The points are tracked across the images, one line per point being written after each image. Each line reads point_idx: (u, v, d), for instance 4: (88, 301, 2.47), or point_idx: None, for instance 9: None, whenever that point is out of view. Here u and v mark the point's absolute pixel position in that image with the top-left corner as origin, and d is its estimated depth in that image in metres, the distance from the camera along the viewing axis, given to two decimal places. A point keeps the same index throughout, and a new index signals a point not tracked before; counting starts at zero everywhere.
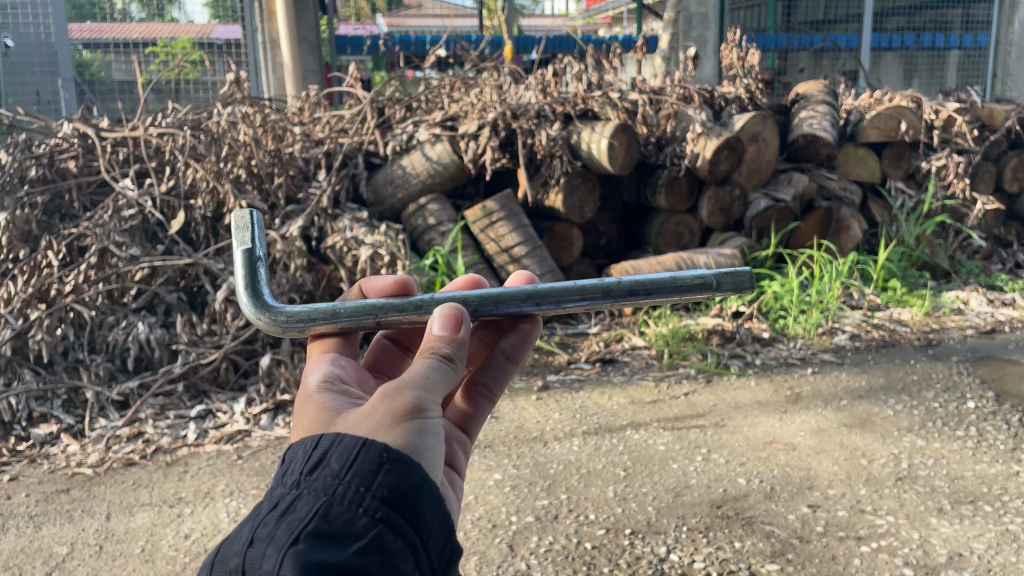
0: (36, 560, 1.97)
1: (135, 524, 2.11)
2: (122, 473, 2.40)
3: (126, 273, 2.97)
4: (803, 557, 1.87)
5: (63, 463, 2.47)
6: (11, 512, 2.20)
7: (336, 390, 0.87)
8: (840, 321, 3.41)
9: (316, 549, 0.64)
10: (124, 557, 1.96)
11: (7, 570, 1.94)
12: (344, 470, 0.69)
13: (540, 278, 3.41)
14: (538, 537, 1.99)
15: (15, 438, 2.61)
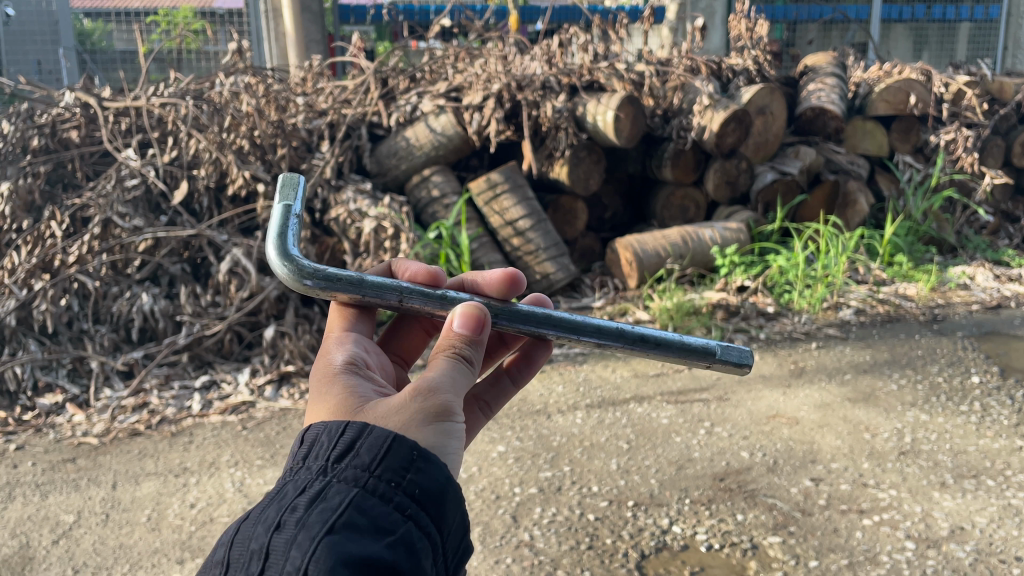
0: (43, 528, 1.99)
1: (140, 493, 2.12)
2: (127, 443, 2.41)
3: (130, 243, 2.97)
4: (806, 529, 1.88)
5: (69, 433, 2.48)
6: (17, 481, 2.21)
7: (357, 373, 0.85)
8: (845, 296, 3.39)
9: (350, 540, 0.63)
10: (130, 526, 1.97)
11: (15, 538, 1.95)
12: (377, 463, 0.69)
13: (545, 251, 3.41)
14: (541, 509, 2.00)
15: (21, 407, 2.62)
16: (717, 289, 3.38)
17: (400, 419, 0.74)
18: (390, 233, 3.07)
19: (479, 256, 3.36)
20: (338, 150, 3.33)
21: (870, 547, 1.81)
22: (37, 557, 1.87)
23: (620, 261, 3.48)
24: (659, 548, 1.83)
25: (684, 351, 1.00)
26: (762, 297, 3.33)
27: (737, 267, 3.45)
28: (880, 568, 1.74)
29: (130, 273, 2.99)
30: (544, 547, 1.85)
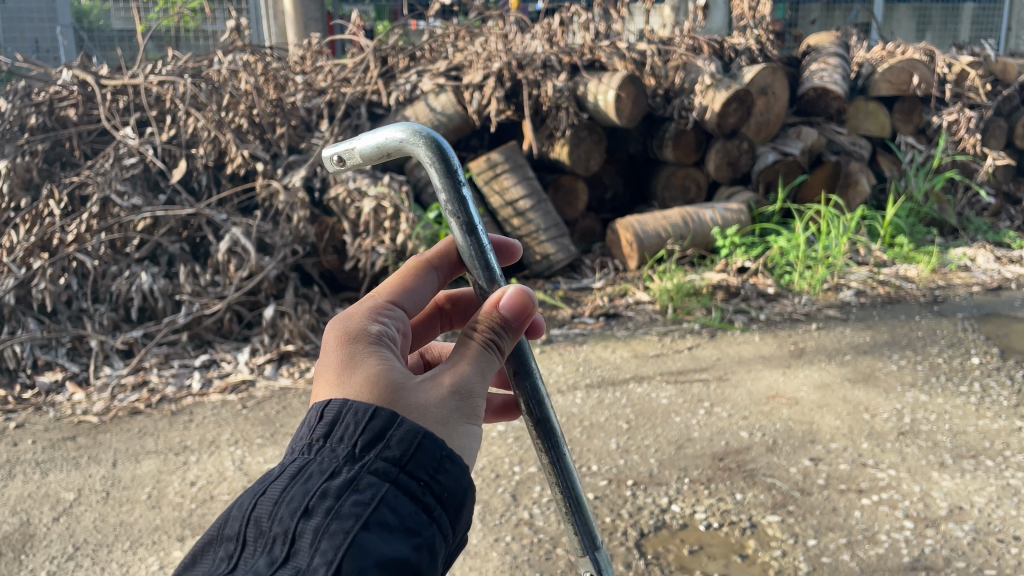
0: (44, 505, 1.99)
1: (141, 471, 2.13)
2: (128, 422, 2.41)
3: (129, 222, 2.96)
4: (805, 508, 1.89)
5: (69, 411, 2.49)
6: (17, 458, 2.22)
7: (384, 343, 0.82)
8: (846, 277, 3.39)
9: (382, 540, 0.64)
10: (131, 504, 1.98)
11: (15, 515, 1.96)
12: (408, 459, 0.69)
13: (545, 232, 3.42)
14: (540, 487, 2.00)
15: (21, 385, 2.62)
16: (717, 270, 3.37)
17: (437, 416, 0.74)
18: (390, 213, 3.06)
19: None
20: (337, 129, 3.31)
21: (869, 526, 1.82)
22: (38, 535, 1.87)
23: (620, 242, 3.47)
24: (657, 526, 1.84)
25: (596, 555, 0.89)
26: (763, 278, 3.32)
27: (737, 248, 3.45)
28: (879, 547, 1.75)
29: (129, 252, 2.98)
30: (543, 525, 1.85)
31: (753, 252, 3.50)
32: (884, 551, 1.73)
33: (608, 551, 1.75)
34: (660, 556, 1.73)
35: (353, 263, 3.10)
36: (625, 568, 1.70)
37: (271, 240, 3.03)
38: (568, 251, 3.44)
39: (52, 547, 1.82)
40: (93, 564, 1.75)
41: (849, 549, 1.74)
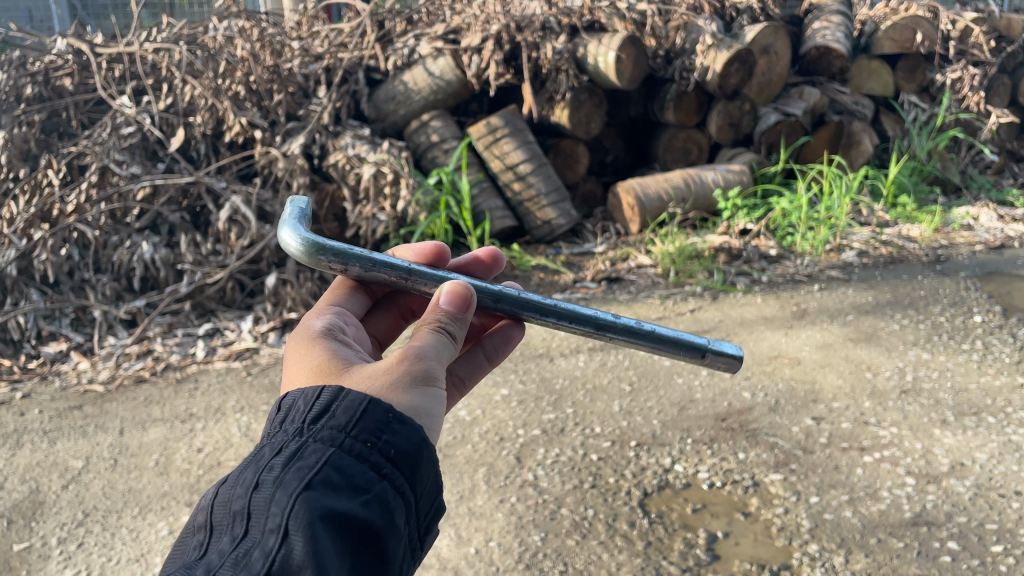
0: (53, 474, 2.01)
1: (149, 439, 2.15)
2: (133, 390, 2.43)
3: (129, 190, 2.95)
4: (807, 466, 1.90)
5: (74, 380, 2.50)
6: (25, 428, 2.24)
7: (337, 338, 0.98)
8: (848, 237, 3.38)
9: (329, 496, 0.70)
10: (141, 471, 2.00)
11: (25, 483, 1.98)
12: (353, 425, 0.76)
13: (545, 197, 3.40)
14: (545, 450, 2.01)
15: (27, 355, 2.64)
16: (720, 233, 3.35)
17: (386, 380, 0.84)
18: (390, 180, 3.05)
19: (480, 202, 3.34)
20: (335, 95, 3.28)
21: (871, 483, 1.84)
22: (49, 502, 1.89)
23: (621, 205, 3.46)
24: (660, 486, 1.85)
25: (670, 340, 1.20)
26: (765, 240, 3.32)
27: (740, 210, 3.43)
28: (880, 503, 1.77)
29: (130, 221, 2.97)
30: (548, 486, 1.86)
31: (756, 214, 3.48)
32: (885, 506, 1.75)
33: (612, 510, 1.77)
34: (664, 515, 1.75)
35: (354, 231, 3.09)
36: (628, 527, 1.72)
37: (272, 208, 3.02)
38: (570, 215, 3.43)
39: (63, 515, 1.84)
40: (103, 531, 1.77)
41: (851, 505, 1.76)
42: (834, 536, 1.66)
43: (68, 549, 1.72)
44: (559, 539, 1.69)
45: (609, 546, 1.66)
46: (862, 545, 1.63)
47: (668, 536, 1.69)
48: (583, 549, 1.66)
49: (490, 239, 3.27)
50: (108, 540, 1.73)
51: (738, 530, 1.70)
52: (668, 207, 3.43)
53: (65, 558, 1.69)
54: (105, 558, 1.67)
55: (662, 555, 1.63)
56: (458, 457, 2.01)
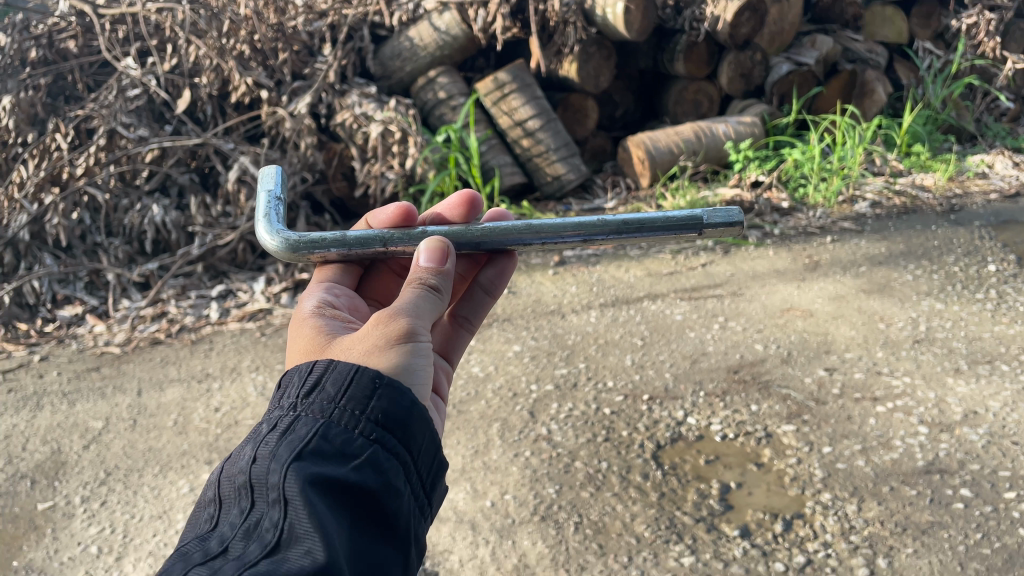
0: (73, 434, 2.04)
1: (166, 398, 2.17)
2: (149, 351, 2.45)
3: (137, 153, 2.94)
4: (820, 415, 1.90)
5: (91, 343, 2.53)
6: (44, 390, 2.27)
7: (326, 316, 1.05)
8: (861, 187, 3.35)
9: (317, 463, 0.76)
10: (159, 432, 2.03)
11: (46, 443, 2.02)
12: (341, 395, 0.82)
13: (555, 152, 3.38)
14: (557, 405, 2.02)
15: (42, 319, 2.66)
16: (732, 186, 3.33)
17: (365, 349, 0.89)
18: (398, 137, 3.03)
19: (489, 158, 3.31)
20: (340, 52, 3.24)
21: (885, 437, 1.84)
22: (71, 462, 1.93)
23: (631, 159, 3.44)
24: (673, 438, 1.86)
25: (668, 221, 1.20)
26: (779, 192, 3.28)
27: (751, 161, 3.40)
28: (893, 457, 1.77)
29: (139, 184, 2.97)
30: (563, 440, 1.88)
31: (768, 165, 3.46)
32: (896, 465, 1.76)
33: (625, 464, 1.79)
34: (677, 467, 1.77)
35: (363, 191, 3.09)
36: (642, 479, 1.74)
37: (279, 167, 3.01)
38: (580, 170, 3.41)
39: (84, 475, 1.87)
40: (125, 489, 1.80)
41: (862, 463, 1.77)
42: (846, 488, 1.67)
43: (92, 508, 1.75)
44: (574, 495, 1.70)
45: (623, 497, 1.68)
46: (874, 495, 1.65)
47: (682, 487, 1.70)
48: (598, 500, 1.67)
49: (500, 195, 3.25)
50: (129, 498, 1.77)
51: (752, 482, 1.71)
52: (678, 161, 3.40)
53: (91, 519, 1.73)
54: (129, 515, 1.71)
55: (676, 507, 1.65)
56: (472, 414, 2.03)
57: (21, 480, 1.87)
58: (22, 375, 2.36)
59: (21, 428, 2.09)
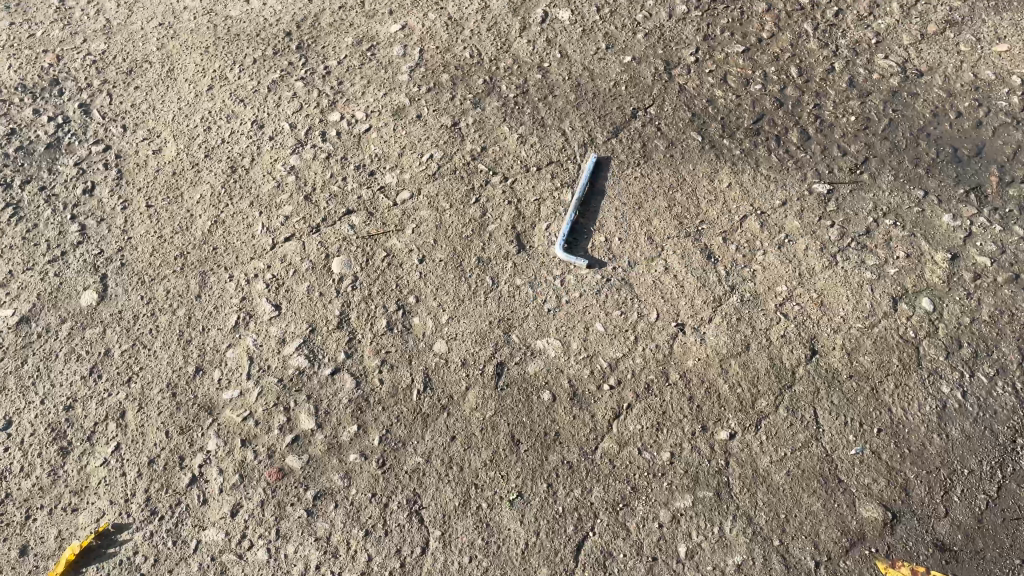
0: (209, 274, 2.47)
1: (283, 242, 2.52)
2: (255, 183, 2.65)
3: (256, 2, 3.17)
4: (796, 322, 2.32)
5: (187, 188, 2.66)
6: (180, 208, 2.61)
7: None
8: (998, 18, 3.02)
9: None
10: (289, 261, 2.48)
11: (197, 259, 2.50)
12: None
13: (670, 51, 2.95)
14: (587, 290, 2.40)
15: (144, 144, 2.78)
16: (853, 65, 2.90)
17: None
18: (493, 32, 3.02)
19: (575, 35, 3.00)
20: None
21: (858, 384, 2.22)
22: (242, 253, 2.51)
23: (735, 39, 2.98)
24: (680, 331, 2.31)
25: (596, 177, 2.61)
26: (904, 86, 2.85)
27: (900, 115, 2.77)
28: (848, 523, 2.03)
29: (235, 36, 3.06)
30: (592, 321, 2.34)
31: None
32: (845, 469, 2.10)
33: (627, 341, 2.31)
34: (671, 363, 2.27)
35: (452, 76, 2.89)
36: (633, 428, 2.17)
37: (371, 43, 3.01)
38: (685, 41, 2.98)
39: (193, 425, 2.21)
40: (223, 455, 2.16)
41: (818, 439, 2.14)
42: (786, 488, 2.07)
43: (200, 473, 2.14)
44: (577, 451, 2.14)
45: (597, 511, 2.06)
46: (807, 492, 2.07)
47: (659, 476, 2.10)
48: (579, 524, 2.04)
49: (587, 72, 2.89)
50: (232, 447, 2.17)
51: (718, 500, 2.06)
52: (794, 57, 2.93)
53: (266, 320, 2.37)
54: (231, 465, 2.14)
55: (647, 512, 2.06)
56: (514, 305, 2.38)
57: (213, 260, 2.50)
58: (165, 173, 2.70)
59: (193, 218, 2.59)
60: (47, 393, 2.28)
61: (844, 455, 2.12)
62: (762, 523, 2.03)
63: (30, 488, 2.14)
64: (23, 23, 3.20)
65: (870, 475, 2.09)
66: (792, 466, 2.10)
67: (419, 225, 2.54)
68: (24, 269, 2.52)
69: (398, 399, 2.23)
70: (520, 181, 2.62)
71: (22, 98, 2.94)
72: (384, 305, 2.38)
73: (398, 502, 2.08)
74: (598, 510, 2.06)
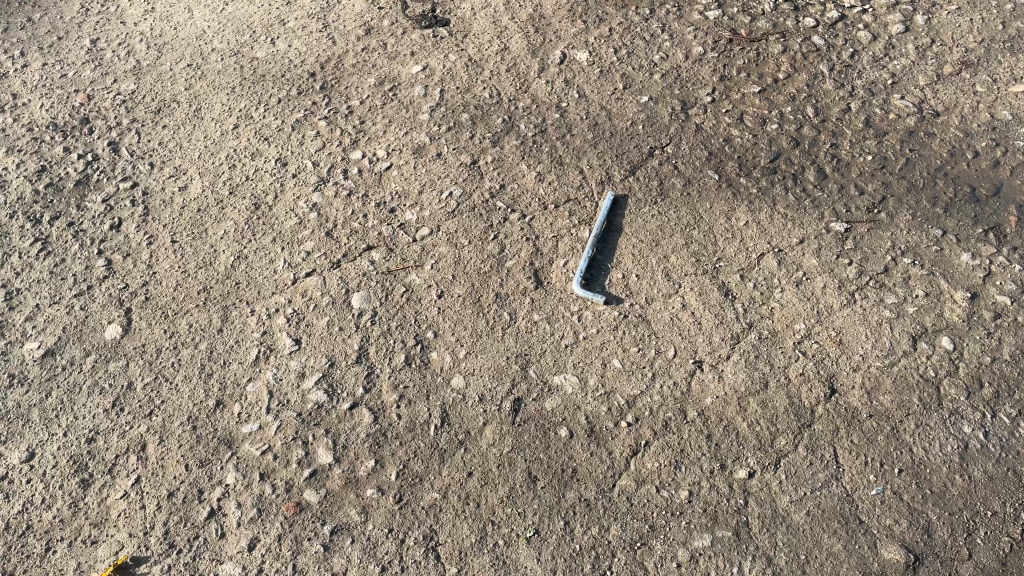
0: (232, 308, 2.51)
1: (304, 277, 2.56)
2: (278, 219, 2.70)
3: (281, 43, 3.26)
4: (815, 360, 2.32)
5: (211, 223, 2.71)
6: (204, 243, 2.66)
7: None
8: (1013, 60, 3.04)
9: None
10: (309, 296, 2.52)
11: (219, 293, 2.54)
12: None
13: (687, 90, 2.99)
14: (605, 327, 2.41)
15: (170, 181, 2.84)
16: (869, 105, 2.93)
17: None
18: (512, 73, 3.08)
19: (593, 75, 3.05)
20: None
21: (878, 423, 2.20)
22: (264, 288, 2.55)
23: (751, 79, 3.02)
24: (697, 368, 2.32)
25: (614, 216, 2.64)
26: (921, 126, 2.87)
27: (917, 154, 2.79)
28: (870, 565, 2.00)
29: (260, 77, 3.13)
30: (610, 358, 2.35)
31: (906, 15, 3.22)
32: (866, 510, 2.07)
33: (644, 378, 2.31)
34: (689, 400, 2.26)
35: (472, 115, 2.94)
36: (651, 466, 2.16)
37: (393, 83, 3.08)
38: (702, 81, 3.02)
39: (212, 459, 2.23)
40: (241, 489, 2.17)
41: (838, 479, 2.12)
42: (806, 528, 2.05)
43: (218, 506, 2.14)
44: (594, 488, 2.14)
45: (615, 550, 2.04)
46: (827, 533, 2.05)
47: (677, 515, 2.09)
48: (596, 563, 2.03)
49: (604, 112, 2.93)
50: (250, 481, 2.18)
51: (737, 540, 2.05)
52: (810, 96, 2.96)
53: (286, 355, 2.40)
54: (249, 499, 2.15)
55: (665, 551, 2.04)
56: (532, 340, 2.39)
57: (235, 295, 2.54)
58: (190, 209, 2.75)
59: (217, 253, 2.63)
60: (70, 426, 2.30)
61: (865, 495, 2.10)
62: (782, 563, 2.01)
63: (50, 520, 2.15)
64: (56, 64, 3.30)
65: (891, 515, 2.06)
66: (812, 506, 2.08)
67: (438, 261, 2.57)
68: (51, 303, 2.57)
69: (416, 434, 2.24)
70: (538, 219, 2.65)
71: (53, 136, 3.02)
72: (402, 341, 2.40)
73: (415, 537, 2.08)
74: (616, 548, 2.05)
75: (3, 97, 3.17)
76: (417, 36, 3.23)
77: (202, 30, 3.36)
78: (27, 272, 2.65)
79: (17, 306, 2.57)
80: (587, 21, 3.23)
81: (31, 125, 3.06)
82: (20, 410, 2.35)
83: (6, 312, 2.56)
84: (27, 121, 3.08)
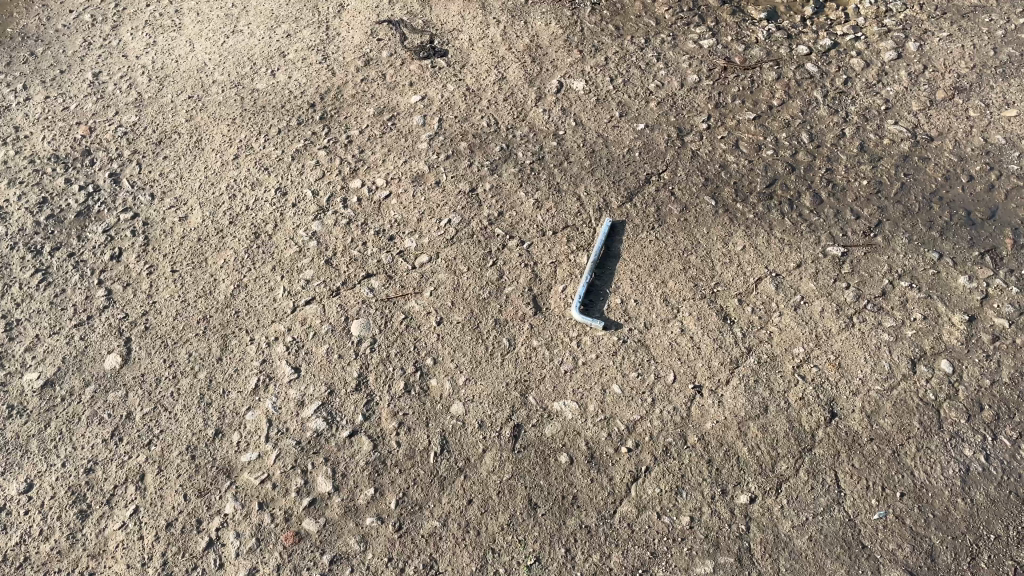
0: (231, 336, 2.51)
1: (303, 304, 2.57)
2: (277, 248, 2.72)
3: (281, 75, 3.30)
4: (813, 385, 2.32)
5: (211, 252, 2.72)
6: (204, 271, 2.67)
7: None
8: (1005, 85, 3.08)
9: None
10: (308, 324, 2.52)
11: (218, 322, 2.55)
12: None
13: (683, 117, 3.02)
14: (604, 352, 2.42)
15: (171, 212, 2.86)
16: (863, 130, 2.96)
17: None
18: (510, 102, 3.11)
19: (589, 104, 3.08)
20: (470, 9, 3.49)
21: (879, 447, 2.20)
22: (264, 316, 2.55)
23: (746, 106, 3.05)
24: (697, 393, 2.32)
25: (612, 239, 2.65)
26: (915, 150, 2.90)
27: (912, 178, 2.81)
28: None
29: (261, 108, 3.17)
30: (609, 383, 2.35)
31: (898, 42, 3.26)
32: (868, 535, 2.06)
33: (644, 403, 2.31)
34: (689, 425, 2.26)
35: (471, 143, 2.97)
36: (651, 492, 2.15)
37: (392, 112, 3.12)
38: (697, 109, 3.05)
39: (211, 488, 2.21)
40: (239, 519, 2.16)
41: (840, 503, 2.11)
42: (809, 553, 2.04)
43: (216, 536, 2.13)
44: (595, 515, 2.12)
45: None
46: (830, 558, 2.03)
47: (679, 541, 2.07)
48: None
49: (601, 139, 2.96)
50: (249, 510, 2.17)
51: (739, 565, 2.03)
52: (805, 123, 2.99)
53: (286, 383, 2.40)
54: (248, 528, 2.14)
55: None
56: (531, 366, 2.39)
57: (235, 324, 2.54)
58: (191, 239, 2.77)
59: (217, 283, 2.64)
60: (69, 456, 2.30)
61: (867, 519, 2.08)
62: None
63: (48, 551, 2.13)
64: (58, 96, 3.34)
65: (895, 540, 2.05)
66: (814, 532, 2.07)
67: (436, 287, 2.58)
68: (51, 333, 2.57)
69: (415, 462, 2.23)
70: (537, 245, 2.67)
71: (55, 168, 3.04)
72: (401, 368, 2.41)
73: (414, 565, 2.06)
74: None
75: (6, 129, 3.20)
76: (415, 67, 3.27)
77: (203, 62, 3.40)
78: (27, 302, 2.65)
79: (17, 337, 2.57)
80: (583, 50, 3.27)
81: (33, 157, 3.09)
82: (18, 440, 2.34)
83: (6, 342, 2.56)
84: (29, 152, 3.11)
